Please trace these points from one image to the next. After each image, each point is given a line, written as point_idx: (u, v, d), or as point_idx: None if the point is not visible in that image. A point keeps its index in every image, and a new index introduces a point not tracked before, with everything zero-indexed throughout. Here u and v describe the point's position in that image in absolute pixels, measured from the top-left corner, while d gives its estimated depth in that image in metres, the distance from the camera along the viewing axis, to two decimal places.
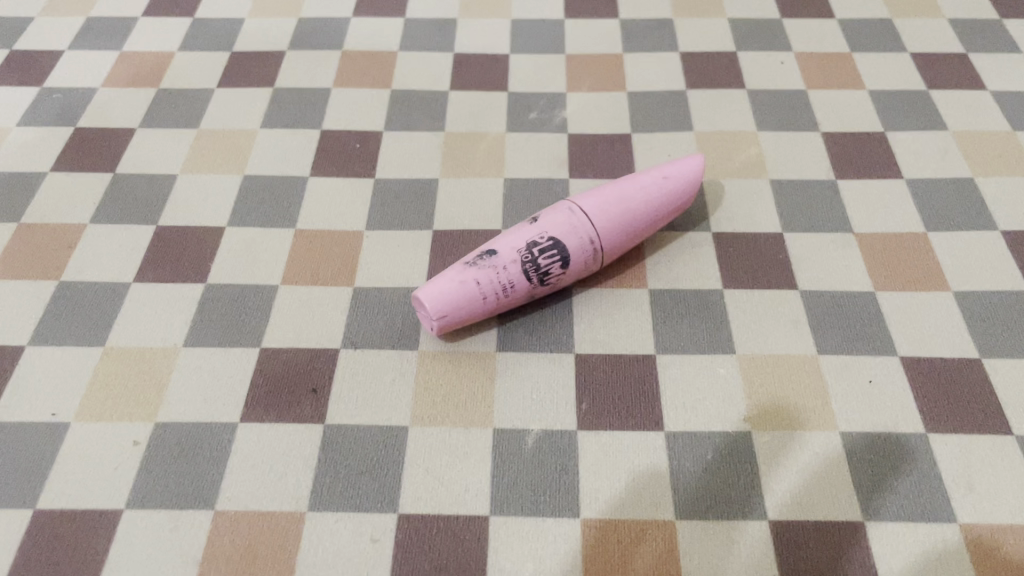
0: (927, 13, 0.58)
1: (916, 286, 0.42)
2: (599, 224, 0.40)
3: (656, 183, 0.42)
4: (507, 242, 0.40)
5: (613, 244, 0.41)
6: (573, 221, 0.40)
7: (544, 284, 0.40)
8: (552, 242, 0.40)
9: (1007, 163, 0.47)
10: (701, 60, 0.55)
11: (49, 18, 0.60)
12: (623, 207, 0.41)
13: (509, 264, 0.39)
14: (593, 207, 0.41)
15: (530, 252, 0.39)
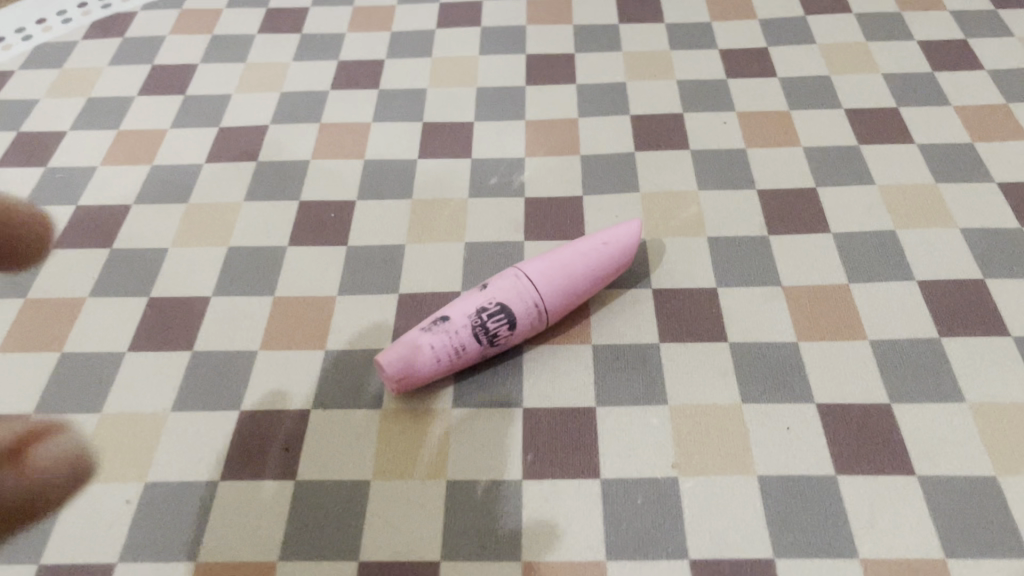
0: (864, 67, 0.62)
1: (835, 335, 0.46)
2: (543, 289, 0.44)
3: (597, 249, 0.45)
4: (459, 308, 0.44)
5: (557, 306, 0.45)
6: (519, 286, 0.44)
7: (494, 344, 0.44)
8: (499, 307, 0.44)
9: (927, 215, 0.51)
10: (650, 122, 0.59)
11: (53, 99, 0.65)
12: (566, 271, 0.45)
13: (460, 328, 0.43)
14: (538, 272, 0.45)
15: (479, 317, 0.43)
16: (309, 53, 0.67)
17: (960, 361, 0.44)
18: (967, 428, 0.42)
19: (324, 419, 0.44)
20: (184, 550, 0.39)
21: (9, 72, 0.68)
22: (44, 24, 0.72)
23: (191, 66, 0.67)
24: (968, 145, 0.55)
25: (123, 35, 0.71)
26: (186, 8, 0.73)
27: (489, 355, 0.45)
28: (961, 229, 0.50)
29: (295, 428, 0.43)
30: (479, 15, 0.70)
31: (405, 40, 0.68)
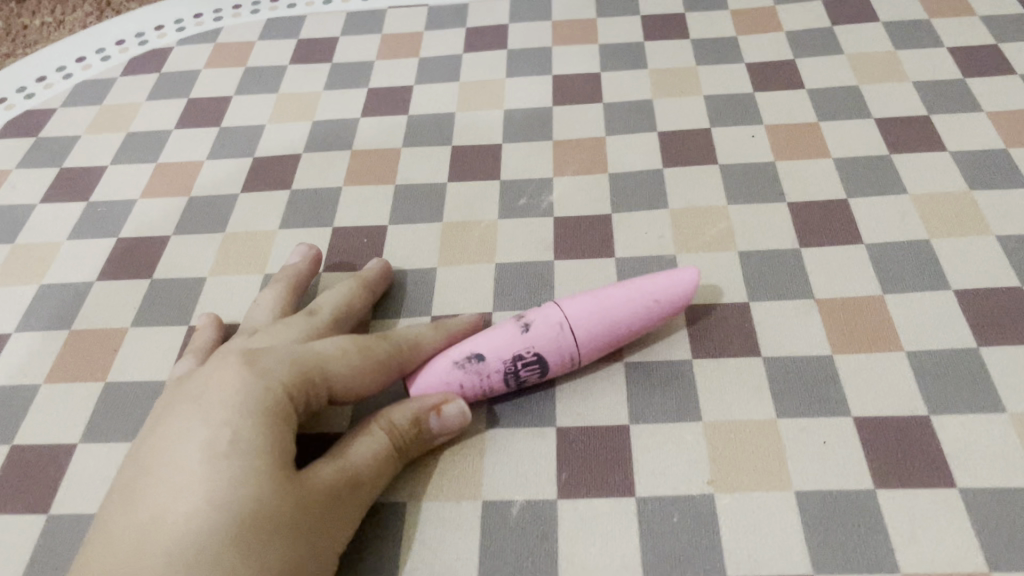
0: (892, 75, 0.61)
1: (870, 347, 0.45)
2: (580, 343, 0.43)
3: (644, 308, 0.44)
4: (497, 351, 0.43)
5: (588, 355, 0.44)
6: (561, 338, 0.43)
7: (521, 384, 0.44)
8: (536, 357, 0.43)
9: (962, 223, 0.50)
10: (678, 139, 0.59)
11: (94, 136, 0.67)
12: (611, 329, 0.43)
13: (493, 374, 0.43)
14: (579, 325, 0.43)
15: (514, 364, 0.43)
16: (340, 82, 0.69)
17: (1000, 371, 0.43)
18: (1010, 440, 0.41)
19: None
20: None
21: (51, 110, 0.70)
22: (84, 62, 0.75)
23: (226, 98, 0.69)
24: (1002, 151, 0.54)
25: (159, 71, 0.72)
26: (219, 42, 0.75)
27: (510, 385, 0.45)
28: (998, 237, 0.49)
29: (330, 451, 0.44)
30: (505, 38, 0.71)
31: (433, 66, 0.69)
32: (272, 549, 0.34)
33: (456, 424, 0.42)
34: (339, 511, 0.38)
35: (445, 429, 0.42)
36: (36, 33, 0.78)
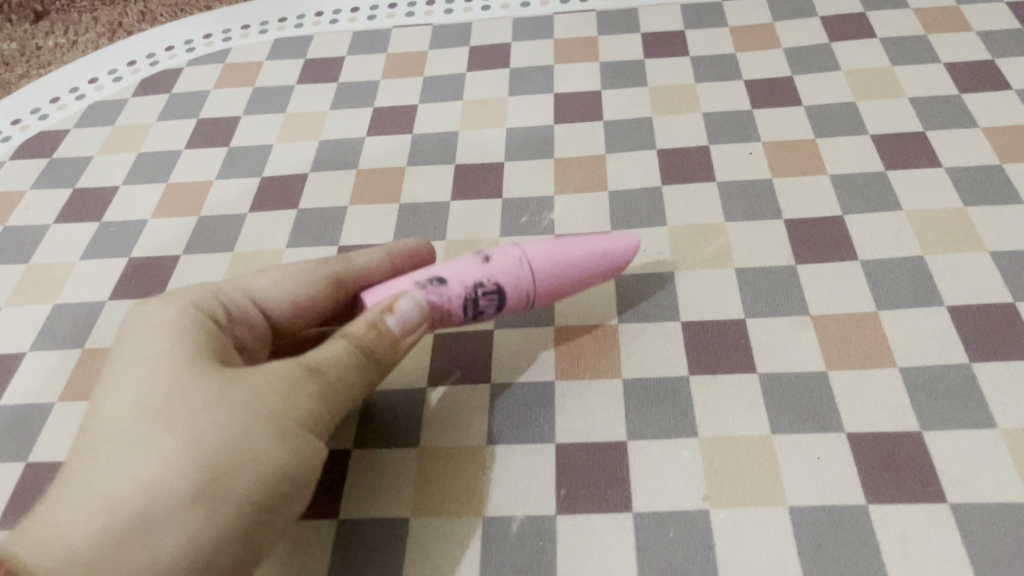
0: (889, 91, 0.62)
1: (864, 363, 0.46)
2: (537, 279, 0.45)
3: (597, 254, 0.47)
4: (458, 275, 0.44)
5: (545, 296, 0.46)
6: (520, 273, 0.45)
7: (478, 316, 0.46)
8: (495, 286, 0.44)
9: (956, 239, 0.51)
10: (677, 156, 0.60)
11: (106, 156, 0.68)
12: (566, 271, 0.46)
13: (453, 298, 0.44)
14: (537, 262, 0.45)
15: (473, 289, 0.44)
16: (346, 101, 0.70)
17: (991, 387, 0.44)
18: (1000, 455, 0.42)
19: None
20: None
21: (64, 131, 0.71)
22: (97, 83, 0.76)
23: (235, 118, 0.70)
24: (997, 167, 0.55)
25: (170, 91, 0.74)
26: (228, 62, 0.76)
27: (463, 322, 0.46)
28: (991, 253, 0.50)
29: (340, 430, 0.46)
30: (508, 56, 0.72)
31: (437, 84, 0.70)
32: (197, 432, 0.35)
33: (412, 319, 0.42)
34: (301, 396, 0.37)
35: (404, 325, 0.42)
36: (50, 54, 0.80)
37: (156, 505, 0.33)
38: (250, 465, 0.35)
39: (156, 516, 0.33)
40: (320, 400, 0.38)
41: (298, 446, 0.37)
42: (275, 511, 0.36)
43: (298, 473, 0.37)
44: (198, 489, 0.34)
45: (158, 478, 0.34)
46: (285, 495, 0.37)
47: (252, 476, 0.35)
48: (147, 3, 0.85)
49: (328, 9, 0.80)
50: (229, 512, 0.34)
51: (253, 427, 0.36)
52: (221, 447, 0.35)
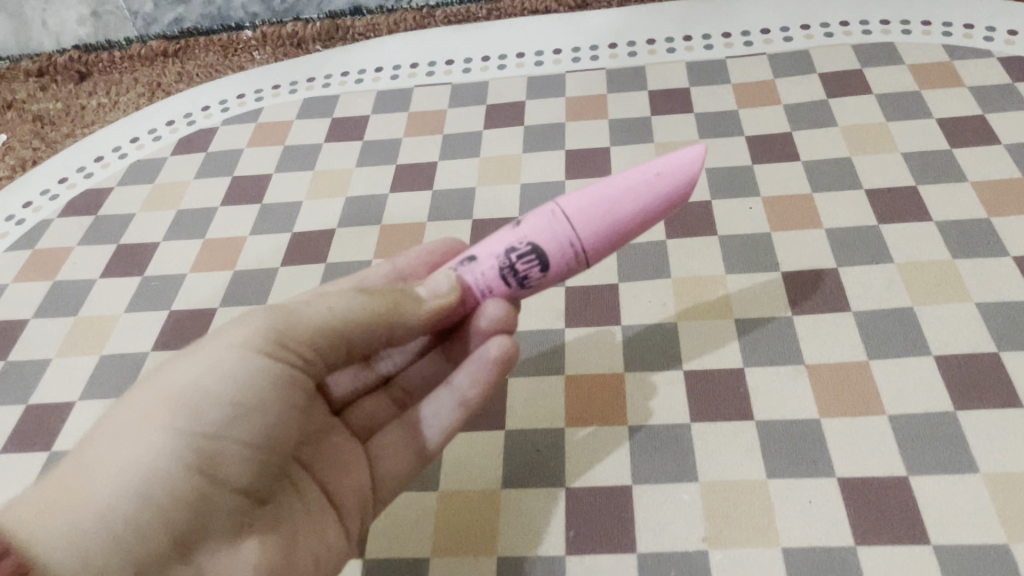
0: (883, 145, 0.65)
1: (855, 411, 0.49)
2: (579, 228, 0.44)
3: (647, 183, 0.44)
4: (492, 248, 0.46)
5: (599, 244, 0.44)
6: (553, 220, 0.44)
7: (529, 282, 0.45)
8: (530, 247, 0.44)
9: (944, 292, 0.54)
10: (682, 211, 0.64)
11: (147, 213, 0.73)
12: (609, 208, 0.44)
13: (489, 271, 0.46)
14: (575, 212, 0.44)
15: (508, 257, 0.45)
16: (370, 159, 0.75)
17: (973, 433, 0.47)
18: (981, 499, 0.44)
19: (504, 366, 0.47)
20: (349, 504, 0.46)
21: (107, 190, 0.76)
22: (138, 142, 0.81)
23: (267, 176, 0.75)
24: (985, 221, 0.58)
25: (206, 150, 0.79)
26: (261, 121, 0.81)
27: (522, 293, 0.46)
28: (977, 304, 0.53)
29: (476, 403, 0.48)
30: (522, 114, 0.76)
31: (456, 142, 0.75)
32: (143, 385, 0.42)
33: (444, 289, 0.45)
34: (239, 328, 0.42)
35: (431, 293, 0.45)
36: (93, 114, 0.86)
37: (88, 457, 0.39)
38: (162, 398, 0.40)
39: (87, 463, 0.39)
40: (238, 329, 0.42)
41: (235, 371, 0.41)
42: (209, 429, 0.40)
43: (220, 391, 0.40)
44: (127, 423, 0.40)
45: (100, 430, 0.40)
46: (213, 413, 0.40)
47: (179, 396, 0.40)
48: (183, 63, 0.90)
49: (353, 69, 0.85)
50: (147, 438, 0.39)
51: (188, 361, 0.42)
52: (157, 387, 0.41)
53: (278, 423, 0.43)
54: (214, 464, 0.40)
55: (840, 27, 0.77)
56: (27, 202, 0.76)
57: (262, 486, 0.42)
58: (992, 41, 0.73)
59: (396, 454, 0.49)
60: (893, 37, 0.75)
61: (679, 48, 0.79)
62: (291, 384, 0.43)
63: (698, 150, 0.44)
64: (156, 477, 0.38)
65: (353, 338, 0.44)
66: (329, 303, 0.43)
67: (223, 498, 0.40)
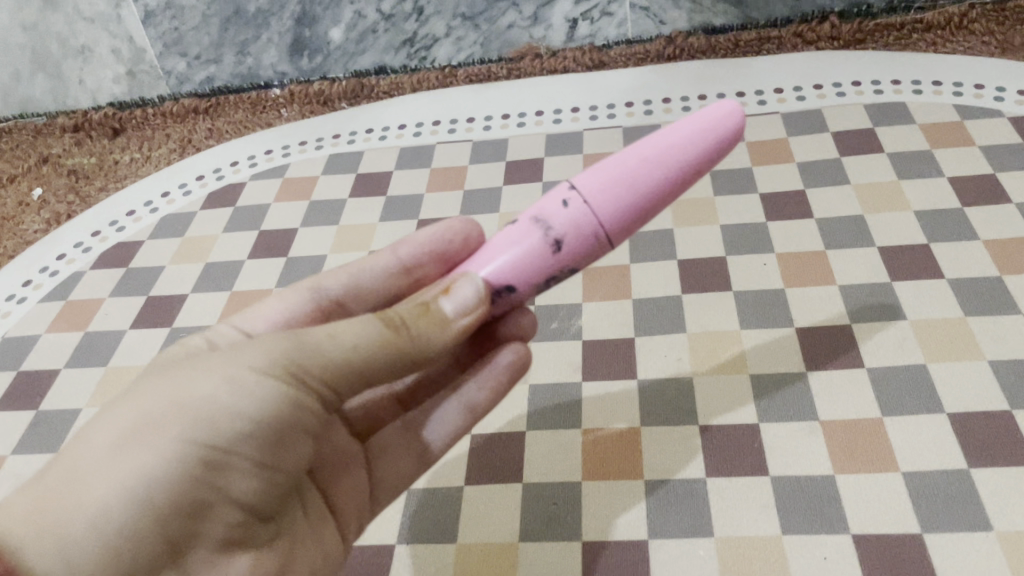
0: (894, 203, 0.67)
1: (869, 467, 0.50)
2: (617, 244, 0.44)
3: (681, 183, 0.43)
4: (526, 277, 0.44)
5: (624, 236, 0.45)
6: (609, 233, 0.43)
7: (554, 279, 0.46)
8: (570, 271, 0.44)
9: (957, 349, 0.55)
10: (697, 267, 0.65)
11: (177, 265, 0.75)
12: (657, 206, 0.43)
13: (525, 295, 0.45)
14: (616, 235, 0.43)
15: (547, 282, 0.44)
16: (393, 214, 0.77)
17: (988, 491, 0.47)
18: (997, 558, 0.45)
19: (514, 376, 0.51)
20: (343, 507, 0.49)
21: (139, 243, 0.79)
22: (168, 197, 0.84)
23: (293, 230, 0.77)
24: (996, 279, 0.59)
25: (234, 205, 0.81)
26: (287, 177, 0.84)
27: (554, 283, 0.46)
28: (990, 362, 0.54)
29: (480, 413, 0.51)
30: (541, 170, 0.78)
31: (477, 197, 0.77)
32: (152, 388, 0.40)
33: (471, 302, 0.43)
34: (260, 348, 0.40)
35: (461, 308, 0.43)
36: (126, 168, 0.89)
37: (82, 456, 0.38)
38: (170, 409, 0.38)
39: (86, 460, 0.38)
40: (260, 352, 0.40)
41: (248, 391, 0.39)
42: (220, 444, 0.39)
43: (236, 407, 0.39)
44: (128, 430, 0.38)
45: (100, 428, 0.39)
46: (226, 427, 0.39)
47: (188, 411, 0.38)
48: (214, 120, 0.93)
49: (377, 126, 0.88)
50: (153, 446, 0.38)
51: (201, 373, 0.40)
52: (166, 396, 0.39)
53: (291, 443, 0.41)
54: (219, 478, 0.39)
55: (852, 86, 0.79)
56: (60, 254, 0.79)
57: (267, 503, 0.42)
58: (1002, 101, 0.74)
59: (395, 457, 0.51)
60: (905, 97, 0.77)
61: (695, 107, 0.81)
62: (311, 412, 0.41)
63: (734, 115, 0.43)
64: (157, 486, 0.38)
65: (374, 376, 0.42)
66: (355, 338, 0.40)
67: (226, 510, 0.40)
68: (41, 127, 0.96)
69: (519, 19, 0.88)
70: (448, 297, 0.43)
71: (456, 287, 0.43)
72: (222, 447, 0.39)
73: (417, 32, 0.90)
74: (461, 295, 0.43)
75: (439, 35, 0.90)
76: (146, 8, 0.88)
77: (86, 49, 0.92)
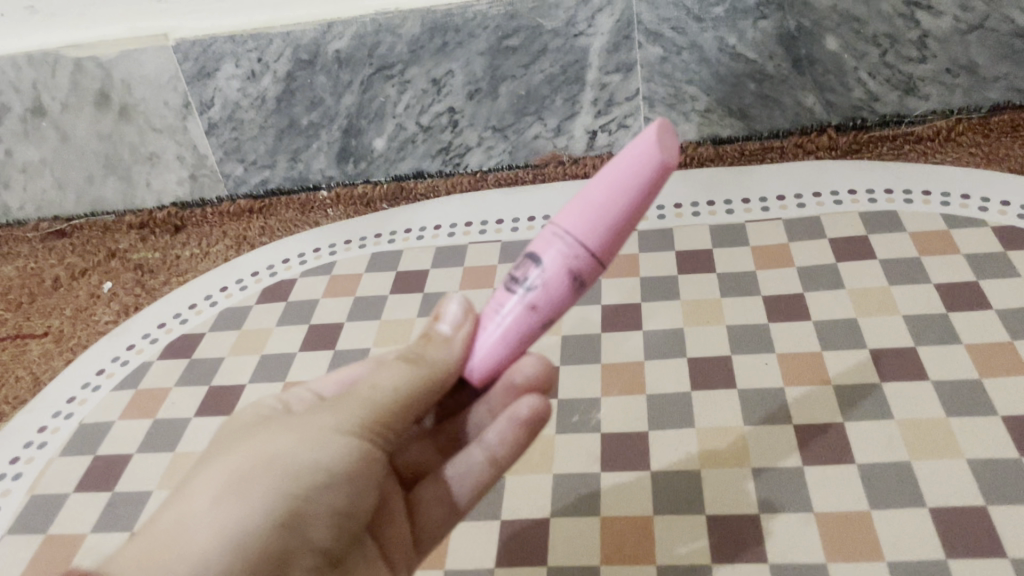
0: (885, 307, 0.74)
1: (858, 557, 0.56)
2: (562, 223, 0.50)
3: (615, 162, 0.49)
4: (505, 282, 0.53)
5: (583, 232, 0.49)
6: (560, 248, 0.49)
7: (527, 290, 0.50)
8: (526, 256, 0.51)
9: (939, 447, 0.61)
10: (705, 365, 0.72)
11: (235, 356, 0.83)
12: (596, 211, 0.49)
13: (499, 296, 0.52)
14: (559, 215, 0.51)
15: (511, 276, 0.51)
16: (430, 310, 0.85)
17: None
18: None
19: (533, 423, 0.57)
20: (396, 556, 0.57)
21: (201, 335, 0.87)
22: (227, 291, 0.92)
23: (340, 324, 0.85)
24: (976, 381, 0.65)
25: (287, 299, 0.90)
26: (334, 273, 0.92)
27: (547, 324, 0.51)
28: (968, 460, 0.60)
29: (504, 459, 0.58)
30: None
31: None
32: (239, 452, 0.48)
33: (457, 314, 0.54)
34: (333, 413, 0.50)
35: (454, 323, 0.53)
36: (187, 263, 0.98)
37: (186, 514, 0.45)
38: (263, 468, 0.47)
39: (191, 517, 0.45)
40: (331, 414, 0.50)
41: (327, 447, 0.48)
42: (305, 494, 0.47)
43: (317, 460, 0.48)
44: (226, 489, 0.46)
45: (200, 490, 0.46)
46: (309, 480, 0.47)
47: (280, 467, 0.47)
48: (267, 219, 1.02)
49: (414, 226, 0.96)
50: (250, 499, 0.46)
51: (285, 436, 0.49)
52: (258, 456, 0.48)
53: (357, 493, 0.50)
54: (302, 527, 0.47)
55: (848, 195, 0.87)
56: (130, 345, 0.87)
57: (336, 549, 0.50)
58: (987, 211, 0.81)
59: (433, 507, 0.59)
60: (896, 205, 0.84)
61: (704, 212, 0.89)
62: (373, 461, 0.51)
63: (660, 125, 0.49)
64: (254, 534, 0.45)
65: (416, 409, 0.52)
66: (394, 381, 0.51)
67: (308, 555, 0.48)
68: (109, 224, 1.06)
69: (544, 130, 0.97)
70: (442, 320, 0.54)
71: (445, 309, 0.54)
72: (308, 497, 0.47)
73: (452, 141, 0.99)
74: (452, 313, 0.54)
75: (471, 144, 0.99)
76: (210, 121, 0.98)
77: (154, 155, 1.02)
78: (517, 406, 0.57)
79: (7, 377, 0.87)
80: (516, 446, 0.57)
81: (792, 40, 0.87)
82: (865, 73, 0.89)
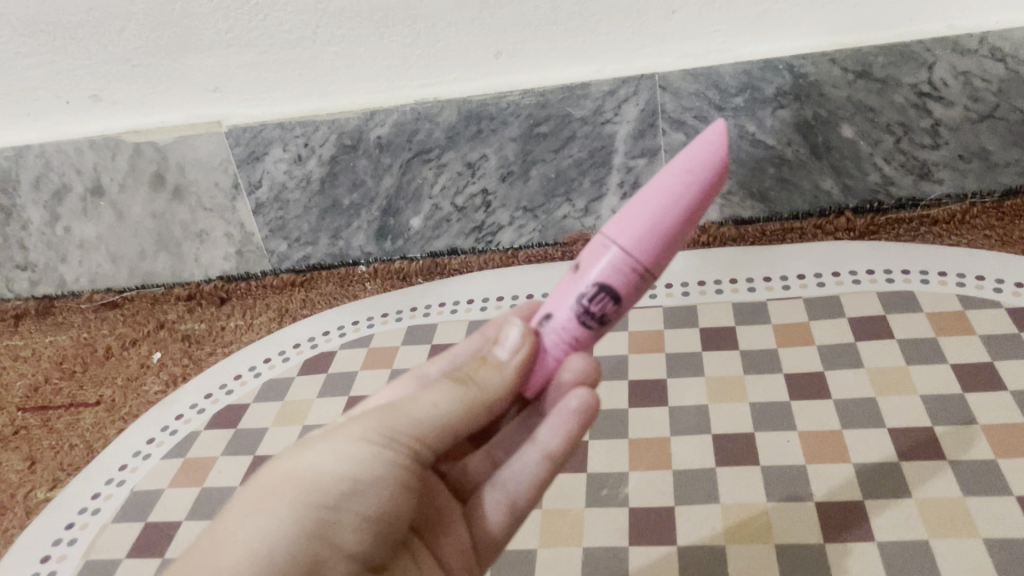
0: (902, 387, 0.76)
1: None
2: (633, 253, 0.52)
3: (678, 185, 0.52)
4: (563, 304, 0.55)
5: (657, 260, 0.53)
6: (635, 280, 0.53)
7: (603, 318, 0.54)
8: (595, 287, 0.53)
9: (957, 527, 0.63)
10: (729, 442, 0.75)
11: (279, 426, 0.87)
12: (668, 240, 0.52)
13: (567, 322, 0.55)
14: (622, 238, 0.53)
15: (580, 304, 0.54)
16: None
17: None
18: None
19: (585, 417, 0.57)
20: (451, 560, 0.60)
21: (245, 405, 0.91)
22: (270, 362, 0.97)
23: None
24: (992, 462, 0.68)
25: (327, 370, 0.94)
26: (372, 346, 0.96)
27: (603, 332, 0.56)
28: (984, 539, 0.62)
29: (557, 456, 0.59)
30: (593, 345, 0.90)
31: None
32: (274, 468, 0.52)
33: (515, 340, 0.56)
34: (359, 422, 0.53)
35: (512, 349, 0.56)
36: (232, 334, 1.03)
37: (224, 528, 0.50)
38: (292, 480, 0.51)
39: (228, 529, 0.49)
40: (361, 424, 0.53)
41: (352, 456, 0.52)
42: (331, 501, 0.51)
43: (342, 470, 0.51)
44: (258, 503, 0.50)
45: (238, 505, 0.51)
46: (336, 489, 0.51)
47: (307, 478, 0.51)
48: (309, 292, 1.07)
49: (449, 300, 1.00)
50: (275, 508, 0.50)
51: (313, 449, 0.52)
52: (287, 470, 0.51)
53: (390, 500, 0.53)
54: (332, 533, 0.51)
55: (867, 275, 0.90)
56: (179, 415, 0.92)
57: (372, 555, 0.53)
58: (1001, 292, 0.84)
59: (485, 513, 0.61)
60: (913, 285, 0.87)
61: (728, 290, 0.93)
62: (403, 468, 0.53)
63: (721, 138, 0.52)
64: (285, 542, 0.49)
65: (453, 424, 0.54)
66: (428, 398, 0.54)
67: (340, 560, 0.51)
68: (158, 297, 1.12)
69: (572, 211, 1.02)
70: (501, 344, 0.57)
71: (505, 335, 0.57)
72: (334, 505, 0.51)
73: (485, 221, 1.04)
74: (511, 339, 0.56)
75: (503, 223, 1.04)
76: (258, 200, 1.04)
77: (203, 232, 1.08)
78: (566, 400, 0.57)
79: (62, 446, 0.91)
80: (568, 442, 0.58)
81: (809, 127, 0.92)
82: (880, 158, 0.93)
